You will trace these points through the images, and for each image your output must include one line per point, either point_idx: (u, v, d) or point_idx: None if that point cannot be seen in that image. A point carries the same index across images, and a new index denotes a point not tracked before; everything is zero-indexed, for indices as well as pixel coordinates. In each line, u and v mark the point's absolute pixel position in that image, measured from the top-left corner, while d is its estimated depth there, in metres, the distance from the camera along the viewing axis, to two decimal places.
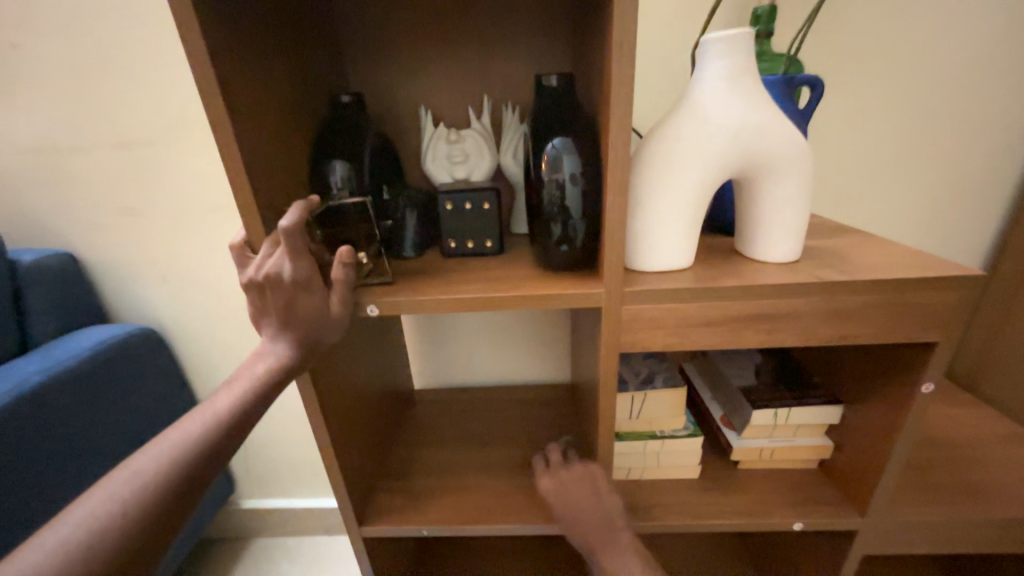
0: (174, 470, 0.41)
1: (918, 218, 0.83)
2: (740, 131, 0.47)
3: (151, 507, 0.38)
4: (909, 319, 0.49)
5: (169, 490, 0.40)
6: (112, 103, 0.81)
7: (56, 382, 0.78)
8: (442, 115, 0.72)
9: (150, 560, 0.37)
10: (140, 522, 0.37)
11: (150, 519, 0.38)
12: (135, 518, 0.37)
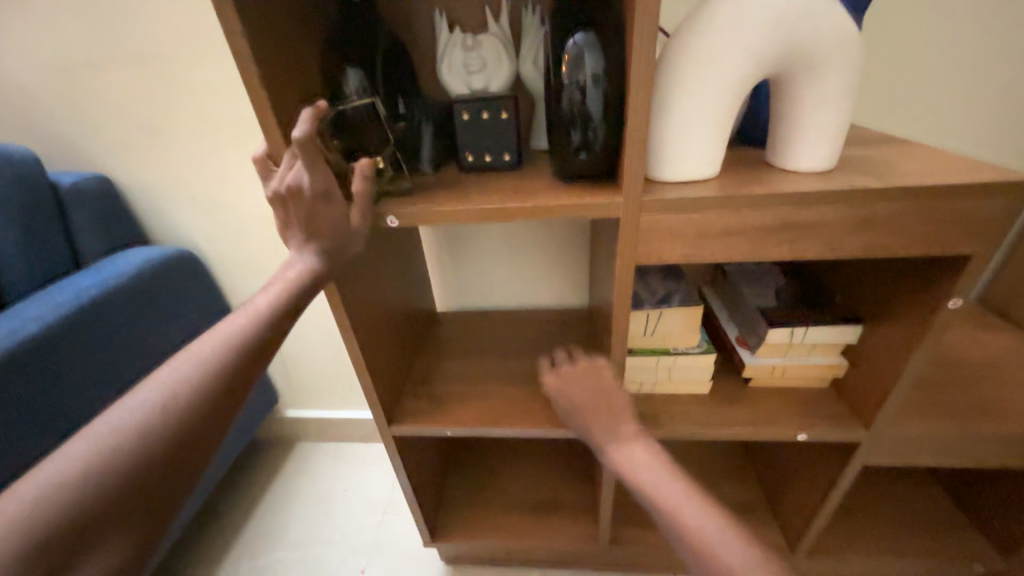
0: (219, 362, 0.46)
1: (978, 131, 0.76)
2: (780, 19, 0.43)
3: (199, 397, 0.44)
4: (946, 230, 0.47)
5: (215, 379, 0.46)
6: (123, 14, 0.79)
7: (111, 295, 0.86)
8: (457, 18, 0.67)
9: (211, 429, 0.45)
10: (196, 400, 0.44)
11: (203, 398, 0.45)
12: (191, 397, 0.44)
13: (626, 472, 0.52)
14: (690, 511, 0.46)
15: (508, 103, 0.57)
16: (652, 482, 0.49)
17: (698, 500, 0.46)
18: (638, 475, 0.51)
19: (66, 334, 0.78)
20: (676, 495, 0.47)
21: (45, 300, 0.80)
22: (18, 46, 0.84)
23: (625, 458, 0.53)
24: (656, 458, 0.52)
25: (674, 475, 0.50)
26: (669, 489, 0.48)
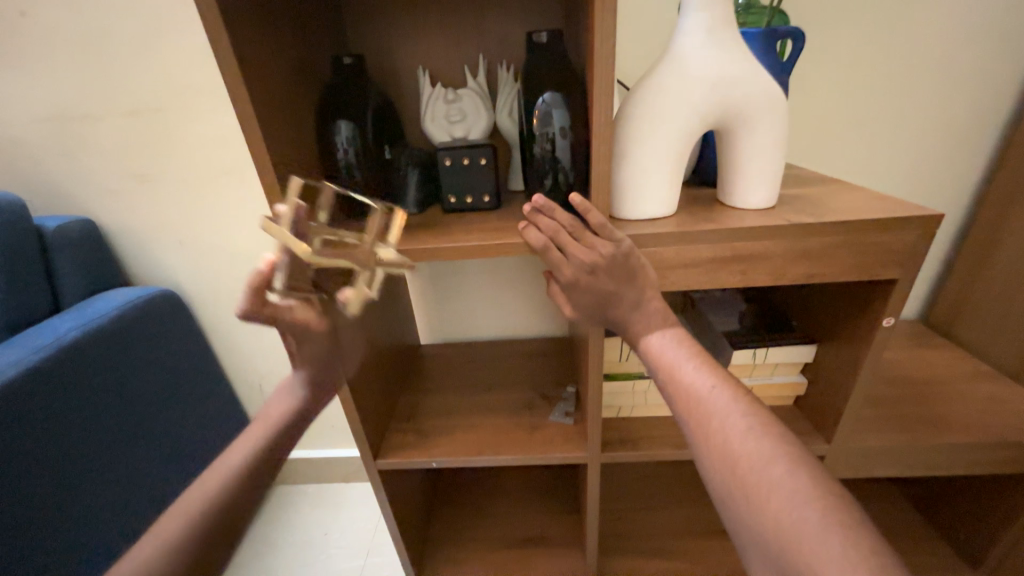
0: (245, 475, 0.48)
1: (903, 170, 0.86)
2: (718, 83, 0.50)
3: (230, 506, 0.46)
4: (872, 258, 0.53)
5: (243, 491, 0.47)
6: (119, 70, 0.84)
7: (91, 336, 0.85)
8: (439, 75, 0.74)
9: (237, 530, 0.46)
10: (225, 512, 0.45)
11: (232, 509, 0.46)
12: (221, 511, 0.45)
13: (661, 376, 0.50)
14: (731, 430, 0.42)
15: (487, 151, 0.63)
16: (692, 389, 0.46)
17: (743, 415, 0.43)
18: (676, 380, 0.48)
19: (46, 377, 0.76)
20: (720, 405, 0.44)
21: (25, 343, 0.79)
22: (11, 97, 0.87)
23: (655, 343, 0.52)
24: (691, 351, 0.50)
25: (716, 375, 0.47)
26: (713, 397, 0.45)
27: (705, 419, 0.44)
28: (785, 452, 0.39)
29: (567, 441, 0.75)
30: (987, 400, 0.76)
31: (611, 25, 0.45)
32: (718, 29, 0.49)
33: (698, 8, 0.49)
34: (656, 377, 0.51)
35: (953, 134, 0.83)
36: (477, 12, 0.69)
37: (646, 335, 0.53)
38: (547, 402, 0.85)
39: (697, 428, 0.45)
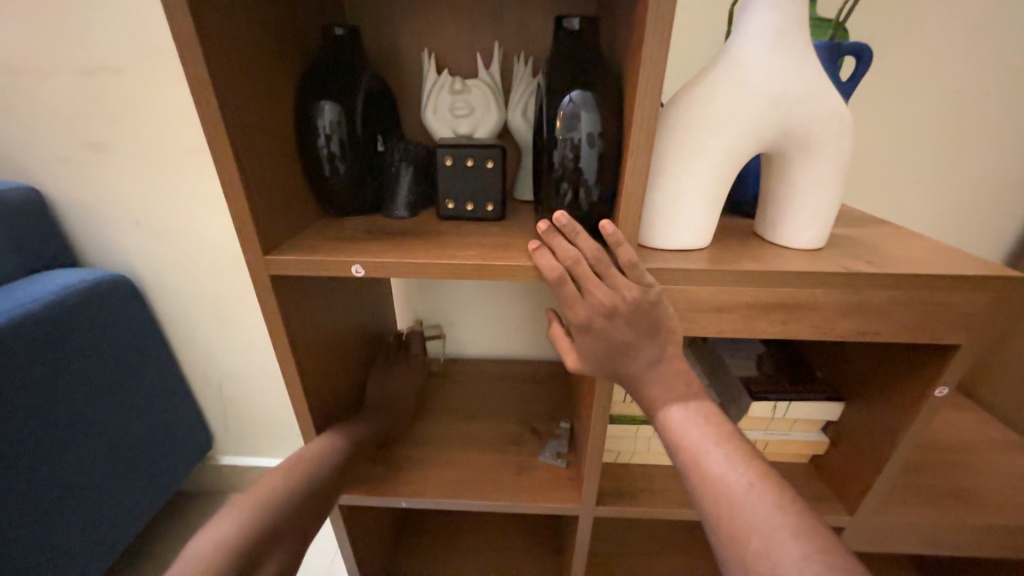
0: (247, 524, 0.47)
1: (942, 214, 0.79)
2: (780, 98, 0.42)
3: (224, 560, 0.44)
4: (936, 319, 0.45)
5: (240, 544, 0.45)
6: (79, 20, 0.73)
7: (18, 324, 0.72)
8: (447, 63, 0.65)
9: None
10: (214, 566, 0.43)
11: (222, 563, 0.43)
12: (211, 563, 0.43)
13: (682, 461, 0.42)
14: (777, 552, 0.33)
15: (495, 153, 0.54)
16: (721, 485, 0.38)
17: (792, 532, 0.34)
18: (701, 471, 0.40)
19: None
20: (760, 515, 0.35)
21: None
22: None
23: (675, 419, 0.43)
24: (719, 432, 0.42)
25: (752, 469, 0.38)
26: (749, 502, 0.36)
27: (738, 531, 0.36)
28: None
29: (557, 488, 0.66)
30: (1018, 475, 0.69)
31: (667, 13, 0.36)
32: (786, 34, 0.41)
33: (764, 5, 0.41)
34: (676, 461, 0.42)
35: (999, 179, 0.76)
36: None
37: (663, 405, 0.45)
38: (537, 437, 0.76)
39: (729, 541, 0.36)
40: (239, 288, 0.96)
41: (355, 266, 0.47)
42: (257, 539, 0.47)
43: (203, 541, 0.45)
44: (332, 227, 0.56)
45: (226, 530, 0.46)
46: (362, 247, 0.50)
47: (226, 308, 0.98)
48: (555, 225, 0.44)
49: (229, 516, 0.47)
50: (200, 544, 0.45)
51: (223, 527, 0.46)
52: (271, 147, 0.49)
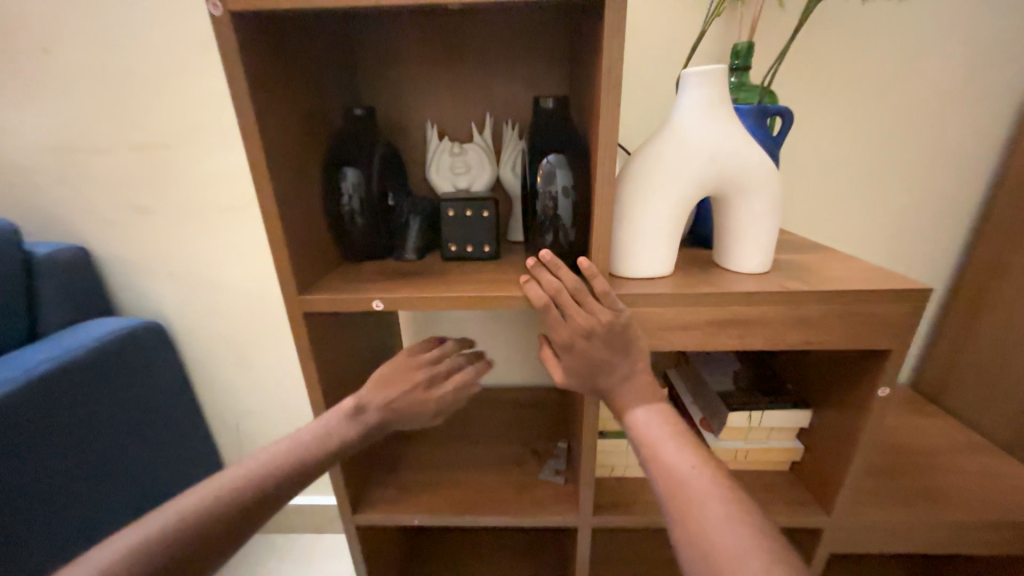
0: (231, 495, 0.47)
1: (889, 239, 0.89)
2: (715, 154, 0.52)
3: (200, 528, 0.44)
4: (865, 328, 0.54)
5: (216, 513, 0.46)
6: (134, 106, 0.86)
7: (64, 369, 0.80)
8: (446, 129, 0.77)
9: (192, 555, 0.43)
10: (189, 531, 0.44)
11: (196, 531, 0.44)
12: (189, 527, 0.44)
13: (642, 452, 0.49)
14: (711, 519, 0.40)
15: (489, 204, 0.65)
16: (670, 468, 0.46)
17: (723, 502, 0.41)
18: (656, 458, 0.47)
19: (4, 411, 0.71)
20: (699, 490, 0.43)
21: None
22: (18, 125, 0.88)
23: (639, 418, 0.51)
24: (674, 429, 0.50)
25: (698, 457, 0.46)
26: (692, 480, 0.44)
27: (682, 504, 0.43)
28: (762, 547, 0.38)
29: (556, 502, 0.72)
30: (982, 474, 0.75)
31: (615, 98, 0.47)
32: (715, 105, 0.52)
33: (695, 86, 0.52)
34: (638, 453, 0.50)
35: (933, 207, 0.87)
36: (486, 74, 0.73)
37: (629, 408, 0.53)
38: (537, 457, 0.82)
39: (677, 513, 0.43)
40: (259, 329, 1.04)
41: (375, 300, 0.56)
42: (234, 514, 0.46)
43: (188, 499, 0.46)
44: (352, 271, 0.65)
45: (210, 496, 0.46)
46: (380, 285, 0.59)
47: (246, 348, 1.06)
48: (541, 260, 0.53)
49: (218, 480, 0.48)
50: (184, 502, 0.45)
51: (209, 491, 0.47)
52: (304, 208, 0.59)
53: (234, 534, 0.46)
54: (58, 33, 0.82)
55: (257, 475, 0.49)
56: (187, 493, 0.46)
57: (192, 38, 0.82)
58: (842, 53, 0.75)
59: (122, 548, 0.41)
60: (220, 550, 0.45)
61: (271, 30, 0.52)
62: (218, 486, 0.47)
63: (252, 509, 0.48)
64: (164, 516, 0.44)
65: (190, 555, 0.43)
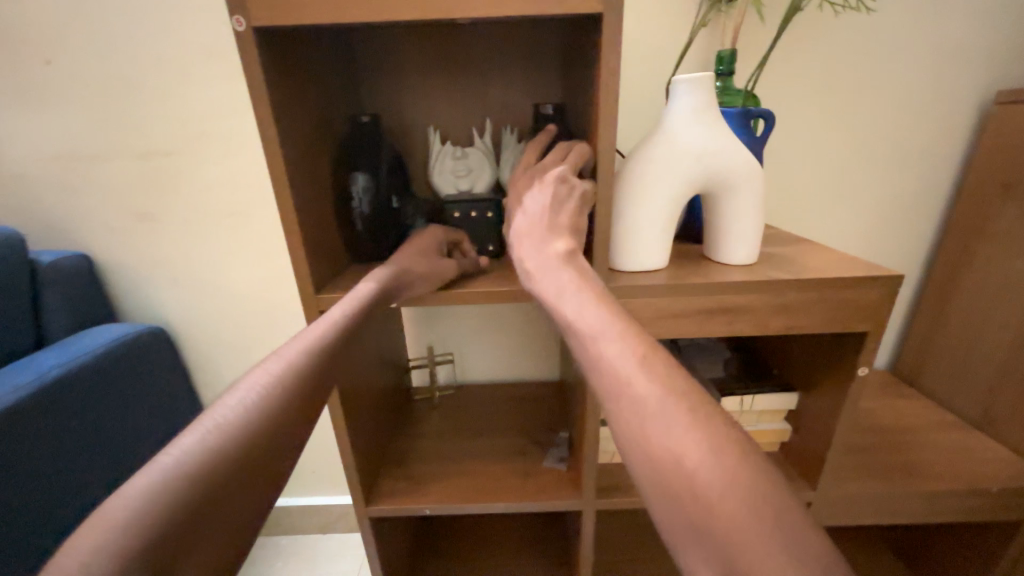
0: (271, 396, 0.40)
1: (866, 231, 0.94)
2: (704, 155, 0.56)
3: (253, 433, 0.37)
4: (843, 313, 0.58)
5: (263, 416, 0.38)
6: (139, 114, 0.87)
7: (74, 374, 0.81)
8: (447, 134, 0.80)
9: (254, 464, 0.36)
10: (240, 438, 0.36)
11: (249, 436, 0.36)
12: (235, 435, 0.36)
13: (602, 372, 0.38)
14: (704, 477, 0.29)
15: (492, 205, 0.68)
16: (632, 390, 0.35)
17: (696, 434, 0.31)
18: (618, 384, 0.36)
19: (21, 415, 0.72)
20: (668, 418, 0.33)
21: (3, 381, 0.75)
22: (20, 134, 0.89)
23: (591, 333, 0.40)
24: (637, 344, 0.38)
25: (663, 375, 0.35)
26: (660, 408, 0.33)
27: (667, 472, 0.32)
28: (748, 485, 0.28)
29: (561, 487, 0.75)
30: (955, 448, 0.81)
31: (614, 103, 0.50)
32: (703, 109, 0.56)
33: (684, 92, 0.56)
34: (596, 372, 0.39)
35: (906, 201, 0.92)
36: (486, 81, 0.77)
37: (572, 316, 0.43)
38: (540, 447, 0.85)
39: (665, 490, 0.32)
40: (263, 333, 1.06)
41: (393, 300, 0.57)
42: (285, 414, 0.40)
43: (223, 409, 0.37)
44: (361, 271, 0.68)
45: (250, 400, 0.38)
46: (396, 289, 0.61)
47: (250, 351, 1.08)
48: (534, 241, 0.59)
49: (246, 387, 0.40)
50: (220, 414, 0.37)
51: (243, 398, 0.39)
52: (317, 211, 0.61)
53: (289, 437, 0.40)
54: (62, 43, 0.83)
55: (292, 374, 0.42)
56: (216, 407, 0.38)
57: (195, 49, 0.84)
58: (818, 59, 0.81)
59: (166, 469, 0.32)
60: (280, 456, 0.38)
61: (286, 42, 0.54)
62: (254, 390, 0.39)
63: (301, 408, 0.41)
64: (201, 429, 0.35)
65: (253, 464, 0.36)
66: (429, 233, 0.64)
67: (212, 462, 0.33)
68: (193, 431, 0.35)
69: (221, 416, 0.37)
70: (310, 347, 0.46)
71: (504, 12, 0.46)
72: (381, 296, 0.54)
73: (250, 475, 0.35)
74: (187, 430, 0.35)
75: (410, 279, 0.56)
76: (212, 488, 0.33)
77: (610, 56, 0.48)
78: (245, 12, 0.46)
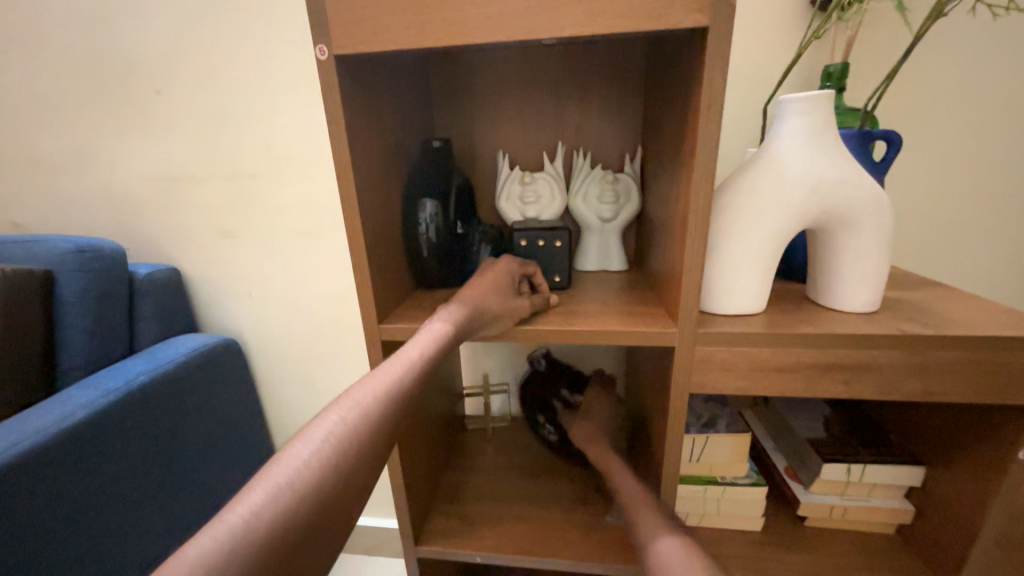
0: (344, 448, 0.34)
1: (1005, 273, 0.79)
2: (817, 185, 0.48)
3: (320, 496, 0.31)
4: (1005, 379, 0.47)
5: (333, 473, 0.32)
6: (229, 139, 0.93)
7: (156, 382, 0.86)
8: (516, 159, 0.77)
9: (314, 531, 0.30)
10: (307, 500, 0.30)
11: (317, 498, 0.31)
12: (304, 495, 0.30)
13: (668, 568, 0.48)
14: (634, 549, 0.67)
15: (563, 234, 0.64)
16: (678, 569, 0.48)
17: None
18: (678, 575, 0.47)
19: (110, 419, 0.77)
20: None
21: (97, 384, 0.80)
22: (129, 158, 0.98)
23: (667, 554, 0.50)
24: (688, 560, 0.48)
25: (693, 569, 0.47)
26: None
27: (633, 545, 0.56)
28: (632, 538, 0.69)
29: (627, 550, 0.66)
30: None
31: (714, 129, 0.44)
32: (817, 132, 0.48)
33: (795, 114, 0.49)
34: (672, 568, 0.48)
35: None
36: (559, 104, 0.73)
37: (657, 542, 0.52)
38: (602, 497, 0.77)
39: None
40: (326, 350, 1.08)
41: (473, 332, 0.52)
42: (356, 474, 0.34)
43: (295, 460, 0.32)
44: (424, 299, 0.65)
45: (325, 454, 0.33)
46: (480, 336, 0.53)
47: (313, 366, 1.10)
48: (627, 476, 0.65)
49: (319, 437, 0.34)
50: (290, 465, 0.31)
51: (316, 450, 0.33)
52: (386, 237, 0.60)
53: (354, 507, 0.34)
54: (170, 77, 0.91)
55: (366, 427, 0.36)
56: (287, 456, 0.32)
57: (282, 80, 0.89)
58: (948, 74, 0.69)
59: (230, 534, 0.26)
60: (340, 531, 0.32)
61: (367, 73, 0.54)
62: (330, 439, 0.34)
63: (372, 463, 0.36)
64: (271, 485, 0.30)
65: (314, 539, 0.30)
66: (503, 259, 0.61)
67: (276, 530, 0.28)
68: (262, 484, 0.30)
69: (292, 469, 0.31)
70: (387, 389, 0.40)
71: (595, 31, 0.42)
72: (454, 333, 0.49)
73: (310, 551, 0.30)
74: (256, 482, 0.30)
75: (490, 316, 0.52)
76: (274, 562, 0.27)
77: (713, 75, 0.42)
78: (329, 41, 0.46)
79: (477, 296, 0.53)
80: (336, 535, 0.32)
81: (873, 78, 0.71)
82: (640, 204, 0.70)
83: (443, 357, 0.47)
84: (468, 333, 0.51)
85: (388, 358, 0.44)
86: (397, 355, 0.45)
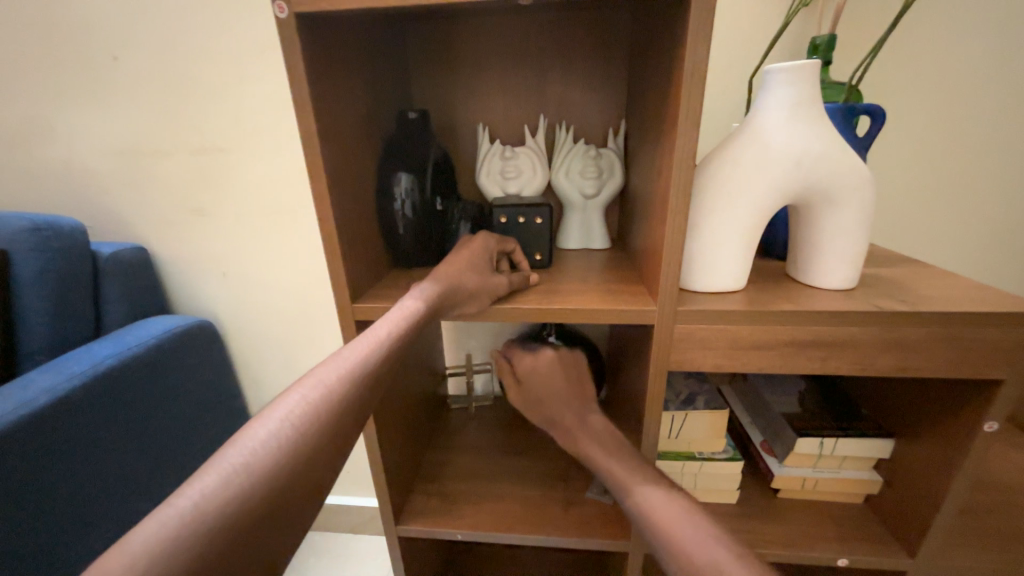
0: (306, 428, 0.32)
1: (975, 251, 0.81)
2: (800, 160, 0.47)
3: (279, 477, 0.29)
4: (973, 354, 0.48)
5: (294, 454, 0.31)
6: (194, 109, 0.88)
7: (124, 365, 0.83)
8: (497, 132, 0.75)
9: (272, 516, 0.29)
10: (265, 481, 0.29)
11: (275, 479, 0.29)
12: (261, 477, 0.29)
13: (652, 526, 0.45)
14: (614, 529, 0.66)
15: (544, 210, 0.62)
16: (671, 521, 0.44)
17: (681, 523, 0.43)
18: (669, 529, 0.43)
19: (76, 405, 0.74)
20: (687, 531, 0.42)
21: (61, 368, 0.77)
22: (89, 130, 0.92)
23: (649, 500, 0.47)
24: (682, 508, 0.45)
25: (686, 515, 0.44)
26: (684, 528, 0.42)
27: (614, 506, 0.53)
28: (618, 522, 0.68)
29: (606, 524, 0.67)
30: None
31: (697, 100, 0.42)
32: (802, 103, 0.47)
33: (780, 85, 0.47)
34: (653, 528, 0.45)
35: None
36: (541, 74, 0.71)
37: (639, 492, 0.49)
38: (582, 474, 0.78)
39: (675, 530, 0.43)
40: (306, 331, 1.06)
41: (448, 310, 0.50)
42: (319, 456, 0.32)
43: (252, 442, 0.30)
44: (402, 277, 0.64)
45: (285, 434, 0.31)
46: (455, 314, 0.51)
47: (292, 347, 1.08)
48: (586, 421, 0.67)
49: (280, 417, 0.32)
50: (247, 446, 0.30)
51: (275, 431, 0.31)
52: (359, 213, 0.58)
53: (317, 490, 0.32)
54: (127, 41, 0.85)
55: (329, 407, 0.35)
56: (244, 437, 0.30)
57: (248, 45, 0.83)
58: (934, 49, 0.69)
59: (180, 520, 0.25)
60: (303, 514, 0.31)
61: (333, 35, 0.51)
62: (291, 419, 0.32)
63: (338, 445, 0.34)
64: (226, 467, 0.28)
65: (274, 523, 0.29)
66: (484, 235, 0.59)
67: (229, 516, 0.26)
68: (215, 467, 0.28)
69: (247, 451, 0.29)
70: (354, 367, 0.39)
71: None
72: (427, 309, 0.47)
73: (270, 537, 0.29)
74: (208, 466, 0.28)
75: (465, 295, 0.51)
76: (228, 548, 0.26)
77: (696, 42, 0.40)
78: None
79: (455, 272, 0.51)
80: (299, 519, 0.31)
81: (860, 52, 0.69)
82: (622, 180, 0.69)
83: (414, 334, 0.46)
84: (444, 310, 0.50)
85: (356, 337, 0.42)
86: (366, 332, 0.43)
